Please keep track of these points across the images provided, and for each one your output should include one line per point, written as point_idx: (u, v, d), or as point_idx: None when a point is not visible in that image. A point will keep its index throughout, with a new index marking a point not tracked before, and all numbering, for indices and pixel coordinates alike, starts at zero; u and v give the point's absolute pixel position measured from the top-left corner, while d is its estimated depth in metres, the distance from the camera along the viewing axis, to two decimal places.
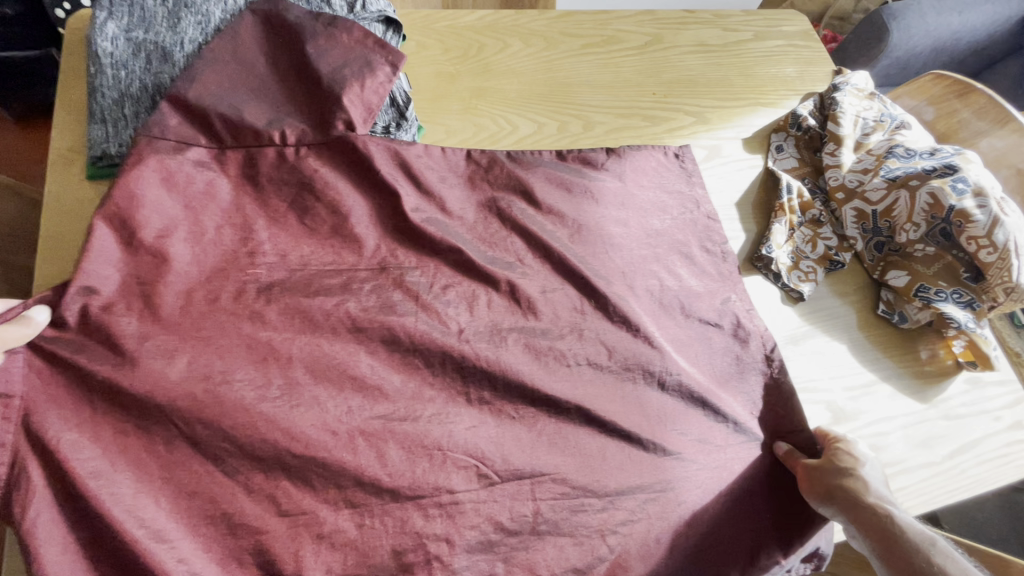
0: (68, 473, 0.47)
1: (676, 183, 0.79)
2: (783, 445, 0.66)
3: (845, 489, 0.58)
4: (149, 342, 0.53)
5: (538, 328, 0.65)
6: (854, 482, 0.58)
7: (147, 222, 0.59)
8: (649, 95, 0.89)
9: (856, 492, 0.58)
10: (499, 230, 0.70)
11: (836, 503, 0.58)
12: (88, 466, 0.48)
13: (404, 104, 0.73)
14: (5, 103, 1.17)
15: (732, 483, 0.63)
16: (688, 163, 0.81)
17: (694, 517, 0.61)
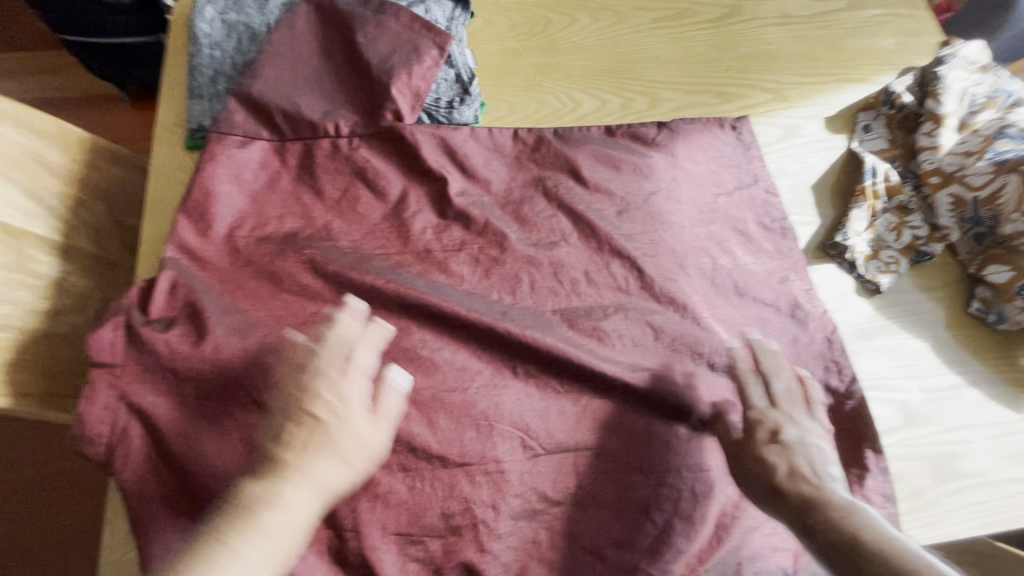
0: (161, 432, 0.55)
1: (731, 155, 0.78)
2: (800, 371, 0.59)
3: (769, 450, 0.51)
4: (228, 316, 0.60)
5: (582, 307, 0.66)
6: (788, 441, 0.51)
7: (220, 215, 0.66)
8: (723, 70, 0.85)
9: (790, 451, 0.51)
10: (544, 208, 0.72)
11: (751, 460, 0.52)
12: (177, 428, 0.55)
13: (468, 79, 0.76)
14: (125, 86, 1.32)
15: None
16: (745, 135, 0.78)
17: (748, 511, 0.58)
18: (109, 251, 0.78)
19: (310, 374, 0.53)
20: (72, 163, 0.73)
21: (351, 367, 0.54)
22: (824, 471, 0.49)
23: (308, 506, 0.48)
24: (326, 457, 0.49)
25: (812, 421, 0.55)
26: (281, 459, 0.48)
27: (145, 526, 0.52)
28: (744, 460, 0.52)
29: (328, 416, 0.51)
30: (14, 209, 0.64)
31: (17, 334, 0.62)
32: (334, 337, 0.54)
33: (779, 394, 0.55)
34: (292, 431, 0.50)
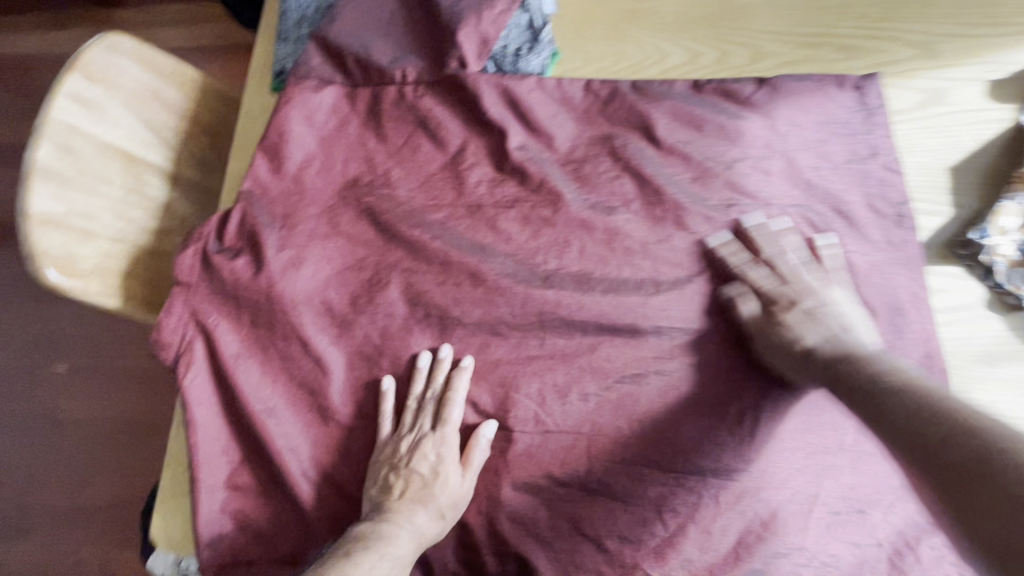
0: (219, 349, 0.62)
1: (846, 122, 0.64)
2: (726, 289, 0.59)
3: (776, 332, 0.55)
4: (283, 252, 0.64)
5: (630, 282, 0.61)
6: (787, 321, 0.55)
7: (292, 153, 0.68)
8: (857, 16, 0.69)
9: (786, 332, 0.55)
10: (608, 170, 0.65)
11: (771, 350, 0.55)
12: (232, 348, 0.62)
13: (540, 25, 0.70)
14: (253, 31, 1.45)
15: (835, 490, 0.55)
16: (871, 98, 0.63)
17: (771, 537, 0.53)
18: (212, 181, 0.87)
19: (415, 436, 0.58)
20: (186, 101, 0.82)
21: (448, 430, 0.58)
22: (844, 325, 0.54)
23: (409, 548, 0.53)
24: (424, 510, 0.55)
25: (829, 286, 0.58)
26: (388, 507, 0.55)
27: (199, 431, 0.60)
28: (772, 344, 0.55)
29: (427, 472, 0.56)
30: (135, 140, 0.74)
31: (132, 248, 0.73)
32: (454, 400, 0.59)
33: (784, 272, 0.59)
34: (397, 483, 0.56)
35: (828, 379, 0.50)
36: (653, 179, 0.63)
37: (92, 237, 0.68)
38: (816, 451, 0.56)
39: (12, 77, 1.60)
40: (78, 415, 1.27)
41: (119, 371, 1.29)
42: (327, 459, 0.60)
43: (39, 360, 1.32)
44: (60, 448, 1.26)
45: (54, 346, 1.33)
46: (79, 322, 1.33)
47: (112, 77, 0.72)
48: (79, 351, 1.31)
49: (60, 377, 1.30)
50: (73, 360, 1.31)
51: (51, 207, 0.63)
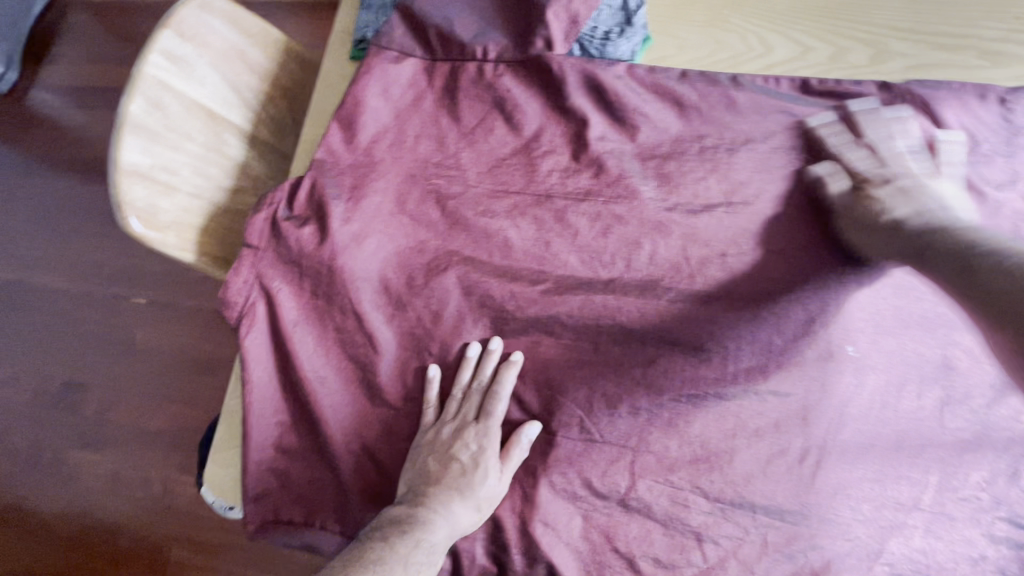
0: (278, 315, 0.63)
1: (985, 141, 0.57)
2: (808, 171, 0.57)
3: (862, 207, 0.53)
4: (346, 225, 0.63)
5: (700, 295, 0.57)
6: (874, 198, 0.53)
7: (366, 125, 0.67)
8: (1007, 19, 0.60)
9: (872, 209, 0.52)
10: (691, 170, 0.60)
11: (859, 229, 0.53)
12: (292, 315, 0.63)
13: (634, 8, 0.66)
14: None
15: (903, 552, 0.50)
16: (1019, 116, 0.57)
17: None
18: (286, 144, 0.89)
19: (458, 424, 0.58)
20: (268, 62, 0.84)
21: (491, 422, 0.57)
22: (940, 203, 0.50)
23: (444, 536, 0.53)
24: (462, 501, 0.54)
25: (936, 177, 0.54)
26: (425, 492, 0.55)
27: (253, 392, 0.62)
28: (863, 220, 0.52)
29: (466, 461, 0.56)
30: (218, 99, 0.76)
31: (208, 204, 0.76)
32: (500, 392, 0.58)
33: (884, 155, 0.55)
34: (436, 470, 0.56)
35: (916, 251, 0.47)
36: (742, 186, 0.58)
37: (173, 191, 0.70)
38: (892, 503, 0.50)
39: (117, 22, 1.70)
40: (153, 347, 1.38)
41: (192, 311, 1.38)
42: (370, 434, 0.61)
43: (122, 291, 1.43)
44: (135, 374, 1.37)
45: (136, 280, 1.43)
46: (159, 261, 1.43)
47: (202, 35, 0.73)
48: (157, 287, 1.41)
49: (139, 309, 1.41)
50: (151, 295, 1.41)
51: (139, 159, 0.66)
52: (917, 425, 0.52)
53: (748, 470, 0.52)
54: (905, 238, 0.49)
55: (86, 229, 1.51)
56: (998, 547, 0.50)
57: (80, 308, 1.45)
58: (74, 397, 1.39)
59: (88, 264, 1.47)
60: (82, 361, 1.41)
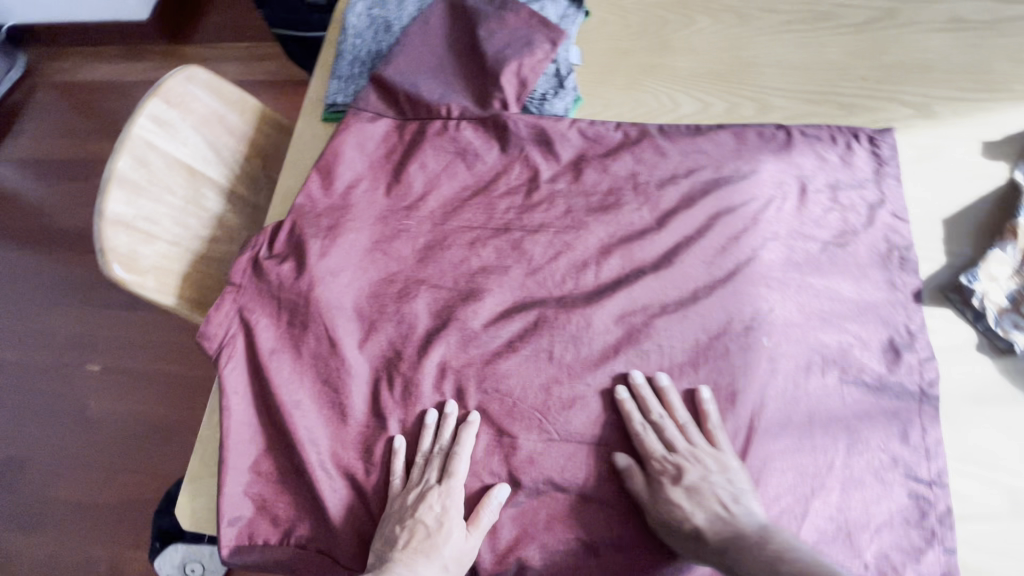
0: (256, 344, 0.68)
1: (858, 168, 0.70)
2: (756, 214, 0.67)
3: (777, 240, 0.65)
4: (325, 261, 0.70)
5: (639, 306, 0.66)
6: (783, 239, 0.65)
7: (342, 175, 0.76)
8: (856, 79, 0.75)
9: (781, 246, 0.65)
10: (623, 203, 0.71)
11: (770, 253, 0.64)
12: (269, 344, 0.68)
13: (565, 74, 0.78)
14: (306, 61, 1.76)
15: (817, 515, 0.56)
16: (882, 151, 0.70)
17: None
18: (261, 199, 0.95)
19: (422, 487, 0.60)
20: (245, 126, 0.92)
21: (454, 482, 0.60)
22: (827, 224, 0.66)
23: None
24: (428, 564, 0.56)
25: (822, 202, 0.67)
26: (391, 558, 0.56)
27: (231, 417, 0.66)
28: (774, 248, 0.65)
29: (431, 523, 0.58)
30: (198, 157, 0.83)
31: (186, 253, 0.80)
32: (462, 451, 0.61)
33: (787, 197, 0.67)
34: (402, 533, 0.58)
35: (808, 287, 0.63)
36: (667, 215, 0.70)
37: (153, 239, 0.76)
38: (796, 467, 0.58)
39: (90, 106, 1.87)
40: (107, 416, 1.34)
41: (151, 375, 1.37)
42: (340, 454, 0.65)
43: (78, 359, 1.41)
44: (85, 445, 1.32)
45: (93, 347, 1.42)
46: (120, 327, 1.43)
47: (186, 102, 0.81)
48: (116, 354, 1.40)
49: (95, 377, 1.39)
50: (109, 362, 1.39)
51: (122, 210, 0.72)
52: (818, 400, 0.60)
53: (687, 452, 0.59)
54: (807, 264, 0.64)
55: (41, 298, 1.50)
56: (895, 497, 0.57)
57: (29, 380, 1.41)
58: (17, 473, 1.32)
59: (42, 334, 1.45)
60: (29, 435, 1.35)
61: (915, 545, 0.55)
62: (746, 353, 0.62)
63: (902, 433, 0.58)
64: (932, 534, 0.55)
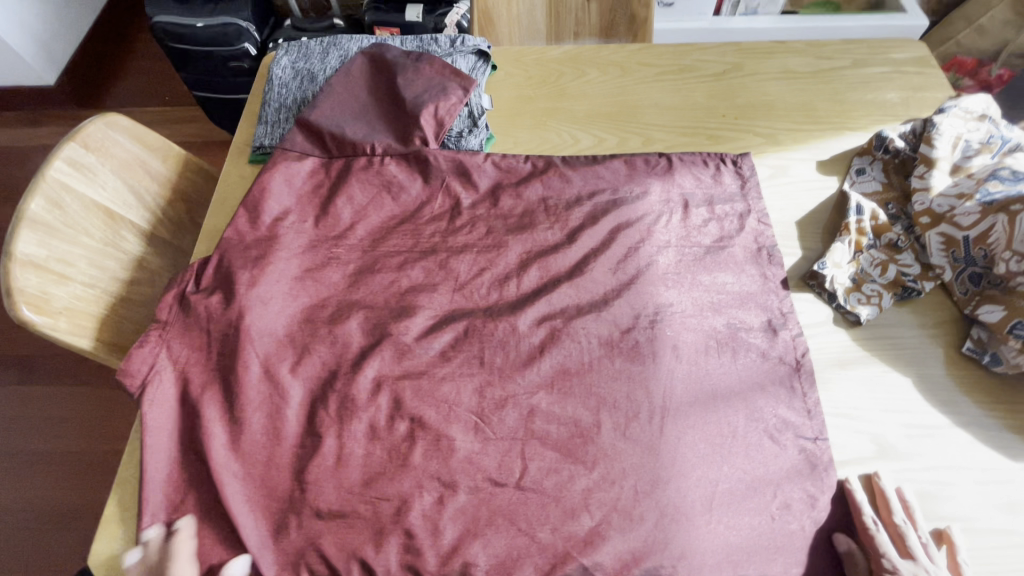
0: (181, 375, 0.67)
1: (728, 184, 0.83)
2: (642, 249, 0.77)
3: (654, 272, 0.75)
4: (254, 289, 0.72)
5: (558, 309, 0.73)
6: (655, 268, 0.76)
7: (270, 209, 0.79)
8: (719, 116, 0.91)
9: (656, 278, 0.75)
10: (537, 222, 0.80)
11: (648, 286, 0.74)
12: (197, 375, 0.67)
13: (478, 115, 0.88)
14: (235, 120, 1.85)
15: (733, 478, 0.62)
16: (743, 170, 0.84)
17: (708, 543, 0.59)
18: (185, 243, 0.95)
19: None
20: (169, 171, 0.93)
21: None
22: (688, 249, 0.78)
23: None
24: None
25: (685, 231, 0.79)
26: None
27: (151, 451, 0.64)
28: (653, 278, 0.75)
29: None
30: (118, 201, 0.83)
31: (103, 295, 0.78)
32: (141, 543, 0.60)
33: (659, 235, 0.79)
34: None
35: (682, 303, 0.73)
36: (575, 231, 0.79)
37: (66, 280, 0.74)
38: (705, 437, 0.64)
39: (6, 180, 1.92)
40: (61, 498, 1.33)
41: (112, 451, 1.39)
42: (274, 478, 0.64)
43: (29, 444, 1.41)
44: (35, 532, 1.30)
45: (48, 430, 1.43)
46: (78, 406, 1.46)
47: (106, 148, 0.83)
48: (74, 434, 1.42)
49: (49, 459, 1.39)
50: (67, 440, 1.41)
51: (33, 251, 0.70)
52: (716, 376, 0.68)
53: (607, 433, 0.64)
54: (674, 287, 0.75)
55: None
56: (788, 455, 0.64)
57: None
58: None
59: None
60: None
61: (806, 492, 0.62)
62: (652, 340, 0.70)
63: (788, 400, 0.67)
64: (821, 483, 0.62)
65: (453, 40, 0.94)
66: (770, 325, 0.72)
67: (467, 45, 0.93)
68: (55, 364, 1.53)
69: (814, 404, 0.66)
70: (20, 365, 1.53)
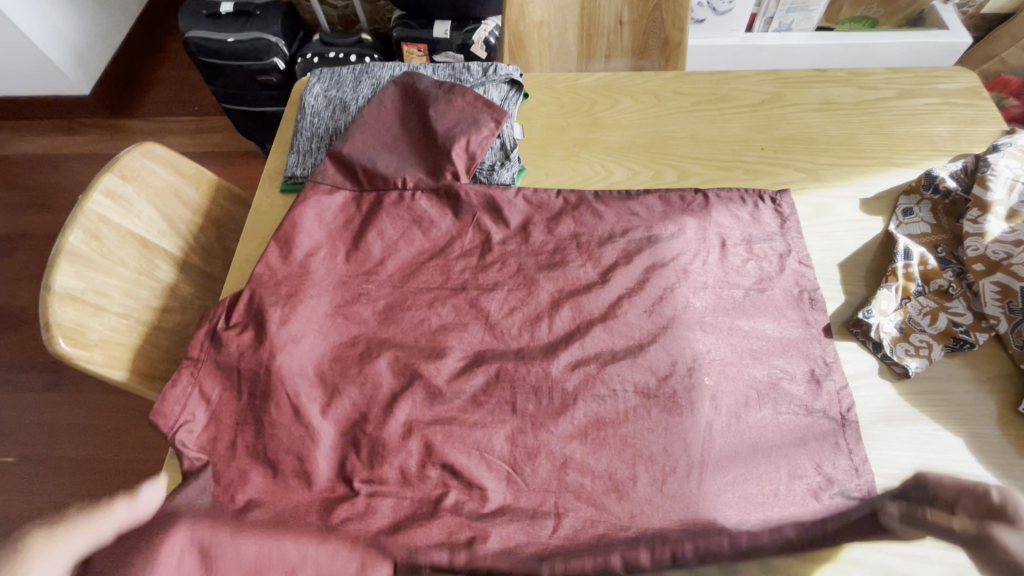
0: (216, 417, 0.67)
1: (768, 224, 0.81)
2: (679, 291, 0.75)
3: (691, 316, 0.73)
4: (285, 329, 0.72)
5: (590, 354, 0.71)
6: (692, 311, 0.74)
7: (301, 244, 0.78)
8: (757, 149, 0.89)
9: (694, 322, 0.73)
10: (570, 258, 0.79)
11: (687, 330, 0.72)
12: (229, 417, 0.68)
13: (510, 147, 0.87)
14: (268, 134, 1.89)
15: (777, 542, 0.60)
16: (783, 208, 0.81)
17: None
18: (215, 268, 0.95)
19: None
20: (202, 198, 0.94)
21: None
22: (726, 292, 0.75)
23: None
24: None
25: (726, 267, 0.77)
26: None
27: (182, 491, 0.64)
28: (692, 322, 0.73)
29: None
30: (153, 230, 0.84)
31: (135, 325, 0.79)
32: None
33: (693, 275, 0.77)
34: None
35: (721, 350, 0.71)
36: (609, 270, 0.77)
37: (102, 312, 0.75)
38: (742, 496, 0.62)
39: (39, 188, 1.97)
40: None
41: (135, 461, 1.41)
42: (303, 523, 0.63)
43: (54, 452, 1.44)
44: None
45: (74, 438, 1.45)
46: (105, 415, 1.48)
47: (143, 177, 0.84)
48: (99, 442, 1.44)
49: (73, 467, 1.41)
50: (93, 449, 1.43)
51: (71, 283, 0.71)
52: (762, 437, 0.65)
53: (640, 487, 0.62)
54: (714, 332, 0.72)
55: (16, 392, 1.54)
56: (834, 516, 0.61)
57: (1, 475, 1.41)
58: None
59: (19, 427, 1.48)
60: None
61: (855, 558, 0.59)
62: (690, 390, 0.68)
63: (833, 460, 0.64)
64: (870, 549, 0.59)
65: (485, 69, 0.93)
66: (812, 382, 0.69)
67: (500, 74, 0.92)
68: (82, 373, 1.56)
69: (860, 464, 0.63)
70: (50, 372, 1.57)
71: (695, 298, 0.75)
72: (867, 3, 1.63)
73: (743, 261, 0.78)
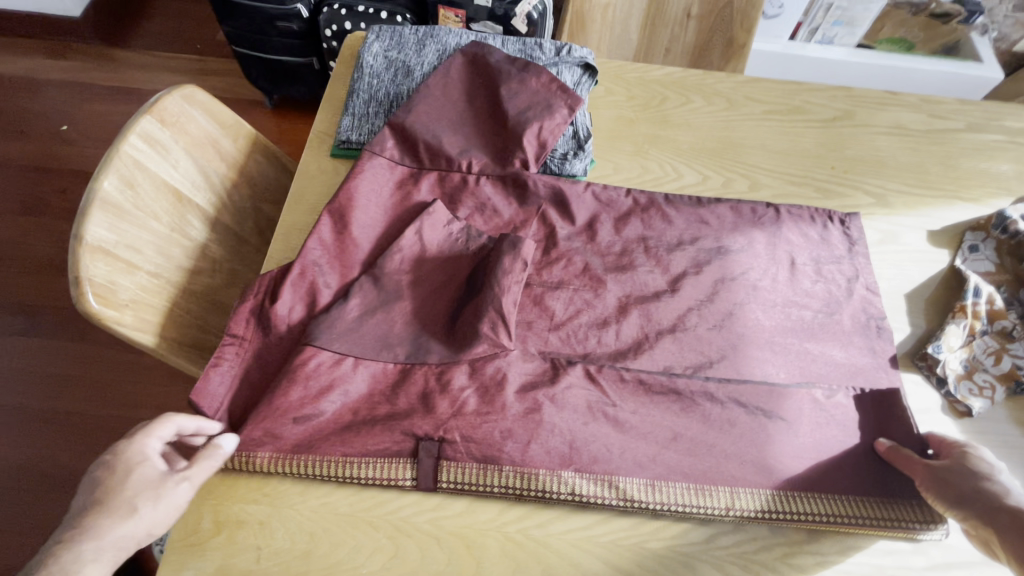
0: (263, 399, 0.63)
1: (837, 246, 0.79)
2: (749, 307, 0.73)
3: (760, 334, 0.72)
4: (340, 310, 0.67)
5: (658, 365, 0.68)
6: (760, 330, 0.72)
7: (357, 219, 0.73)
8: (827, 168, 0.87)
9: (763, 341, 0.71)
10: (638, 261, 0.76)
11: (757, 349, 0.70)
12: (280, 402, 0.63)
13: (583, 137, 0.82)
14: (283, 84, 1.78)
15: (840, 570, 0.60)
16: (852, 231, 0.80)
17: None
18: (246, 230, 0.88)
19: None
20: (238, 152, 0.87)
21: None
22: (795, 313, 0.74)
23: None
24: None
25: (796, 286, 0.76)
26: None
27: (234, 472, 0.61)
28: (762, 341, 0.71)
29: None
30: (188, 183, 0.77)
31: (166, 286, 0.72)
32: None
33: (762, 292, 0.75)
34: None
35: (792, 373, 0.69)
36: (678, 279, 0.75)
37: (134, 269, 0.68)
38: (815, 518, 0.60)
39: (21, 114, 1.81)
40: (62, 461, 1.27)
41: (118, 419, 1.32)
42: (357, 520, 0.60)
43: (31, 400, 1.34)
44: (36, 494, 1.24)
45: (53, 388, 1.36)
46: (88, 366, 1.39)
47: (181, 123, 0.76)
48: (80, 395, 1.35)
49: (50, 419, 1.32)
50: (73, 401, 1.34)
51: (104, 234, 0.64)
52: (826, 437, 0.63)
53: (709, 509, 0.60)
54: (783, 354, 0.71)
55: None
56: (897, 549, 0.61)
57: None
58: None
59: None
60: None
61: None
62: (767, 420, 0.66)
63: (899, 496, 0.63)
64: None
65: (558, 48, 0.87)
66: (864, 404, 0.69)
67: (573, 55, 0.86)
68: (64, 318, 1.45)
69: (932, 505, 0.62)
70: (28, 315, 1.46)
71: (764, 317, 0.73)
72: (908, 26, 1.57)
73: (813, 281, 0.76)
